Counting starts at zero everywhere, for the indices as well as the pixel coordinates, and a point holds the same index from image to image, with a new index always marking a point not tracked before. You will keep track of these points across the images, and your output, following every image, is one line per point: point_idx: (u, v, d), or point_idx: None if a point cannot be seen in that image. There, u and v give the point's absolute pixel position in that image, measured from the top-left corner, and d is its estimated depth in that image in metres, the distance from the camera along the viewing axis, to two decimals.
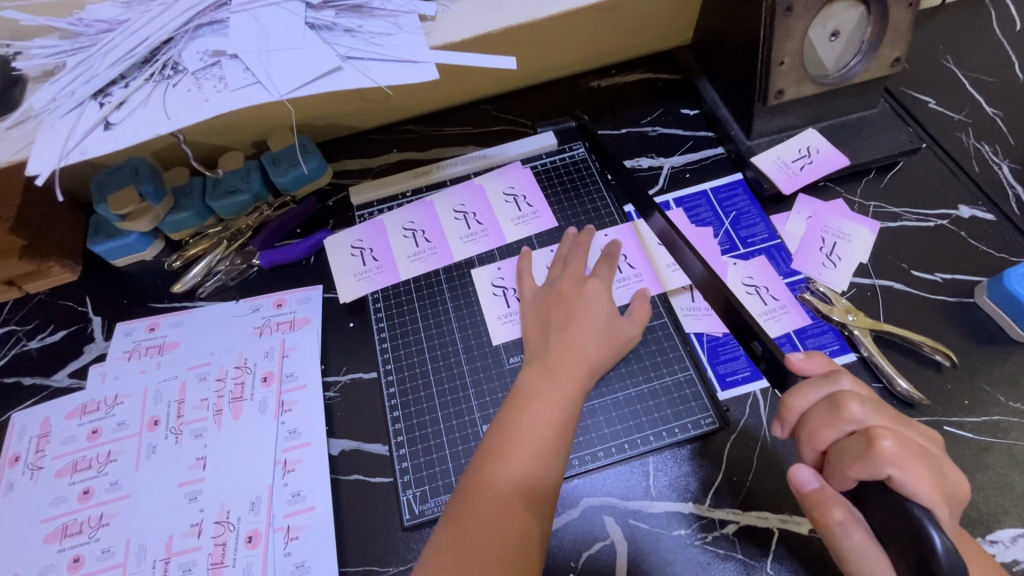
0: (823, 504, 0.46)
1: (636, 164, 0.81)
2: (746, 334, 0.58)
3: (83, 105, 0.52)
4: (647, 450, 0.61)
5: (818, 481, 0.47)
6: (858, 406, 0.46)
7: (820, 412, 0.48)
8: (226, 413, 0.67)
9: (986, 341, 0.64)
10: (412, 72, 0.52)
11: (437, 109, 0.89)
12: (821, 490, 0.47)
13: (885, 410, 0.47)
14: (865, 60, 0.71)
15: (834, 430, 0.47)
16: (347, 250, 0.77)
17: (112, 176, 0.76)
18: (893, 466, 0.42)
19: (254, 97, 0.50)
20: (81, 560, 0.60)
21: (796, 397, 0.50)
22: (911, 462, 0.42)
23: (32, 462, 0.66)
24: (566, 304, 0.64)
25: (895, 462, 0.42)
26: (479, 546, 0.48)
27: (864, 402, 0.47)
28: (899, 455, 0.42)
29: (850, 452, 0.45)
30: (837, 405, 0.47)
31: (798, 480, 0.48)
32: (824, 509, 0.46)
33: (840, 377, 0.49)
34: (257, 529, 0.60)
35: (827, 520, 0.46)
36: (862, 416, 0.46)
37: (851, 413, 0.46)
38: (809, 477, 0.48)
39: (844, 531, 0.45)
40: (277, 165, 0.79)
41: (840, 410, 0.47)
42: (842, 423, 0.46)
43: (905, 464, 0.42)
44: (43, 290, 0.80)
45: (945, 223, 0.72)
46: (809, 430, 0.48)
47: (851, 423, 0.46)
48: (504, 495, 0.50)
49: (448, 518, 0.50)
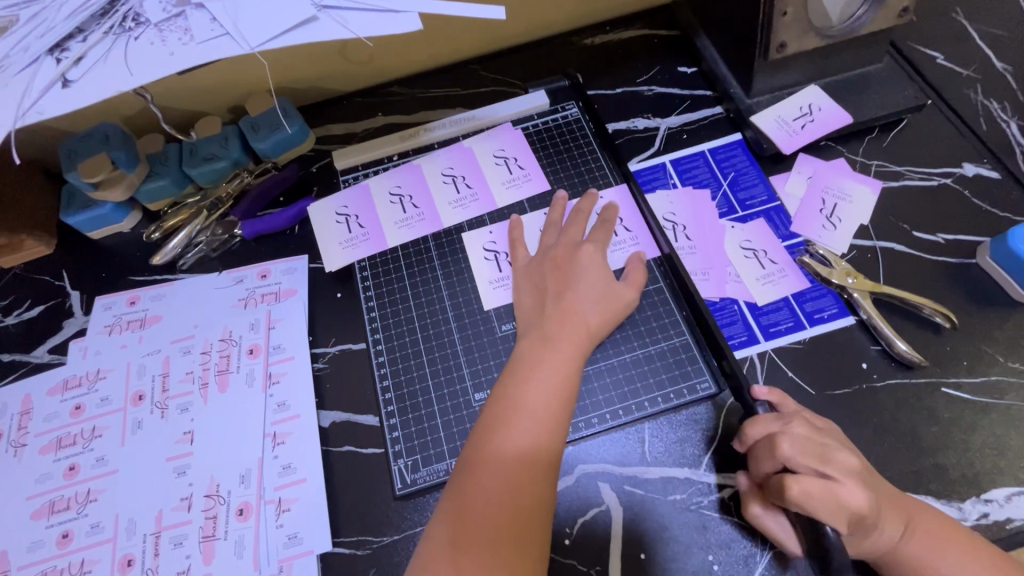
0: (745, 505, 0.53)
1: (632, 125, 0.78)
2: (716, 350, 0.61)
3: (38, 61, 0.48)
4: (643, 416, 0.60)
5: (749, 484, 0.54)
6: (790, 446, 0.49)
7: (762, 446, 0.51)
8: (212, 387, 0.65)
9: (986, 302, 0.63)
10: (393, 23, 0.48)
11: (423, 70, 0.85)
12: (749, 491, 0.53)
13: (815, 446, 0.49)
14: (872, 10, 0.67)
15: (768, 463, 0.50)
16: (332, 217, 0.74)
17: (81, 142, 0.72)
18: (795, 505, 0.47)
19: (223, 50, 0.47)
20: (70, 536, 0.59)
21: (753, 426, 0.53)
22: (830, 500, 0.47)
23: (15, 439, 0.65)
24: (561, 271, 0.62)
25: (799, 501, 0.47)
26: (486, 522, 0.47)
27: (795, 442, 0.49)
28: (805, 498, 0.46)
29: (770, 484, 0.49)
30: (772, 443, 0.50)
31: (736, 481, 0.55)
32: (746, 505, 0.53)
33: (790, 421, 0.52)
34: (248, 502, 0.59)
35: (748, 514, 0.53)
36: (791, 455, 0.49)
37: (780, 452, 0.49)
38: (745, 480, 0.54)
39: (764, 523, 0.52)
40: (256, 130, 0.76)
41: (774, 447, 0.50)
42: (775, 459, 0.50)
43: (813, 497, 0.47)
44: (18, 265, 0.77)
45: (948, 182, 0.70)
46: (755, 457, 0.52)
47: (783, 460, 0.49)
48: (509, 470, 0.49)
49: (453, 493, 0.49)
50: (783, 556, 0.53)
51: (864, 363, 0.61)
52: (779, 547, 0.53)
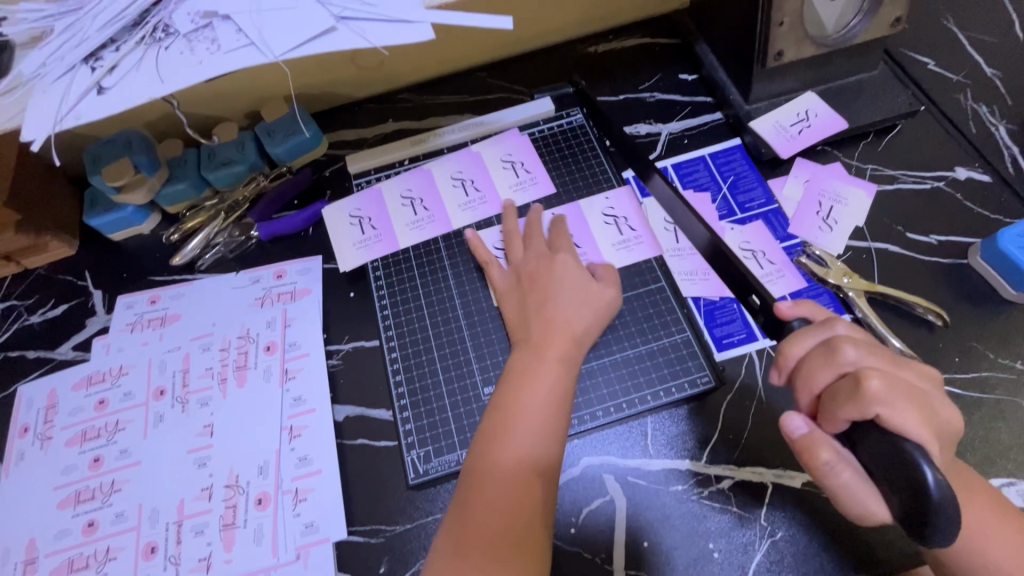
0: (811, 447, 0.46)
1: (634, 131, 0.81)
2: (743, 289, 0.59)
3: (74, 69, 0.51)
4: (645, 409, 0.62)
5: (809, 425, 0.47)
6: (854, 349, 0.46)
7: (815, 357, 0.48)
8: (230, 382, 0.68)
9: (978, 300, 0.65)
10: (408, 34, 0.51)
11: (432, 77, 0.88)
12: (812, 434, 0.46)
13: (880, 351, 0.47)
14: (865, 19, 0.70)
15: (828, 373, 0.46)
16: (345, 219, 0.76)
17: (106, 147, 0.75)
18: (880, 404, 0.42)
19: (248, 59, 0.49)
20: (95, 524, 0.62)
21: (792, 344, 0.50)
22: (900, 402, 0.43)
23: (42, 433, 0.67)
24: (540, 282, 0.65)
25: (881, 400, 0.42)
26: (491, 527, 0.50)
27: (858, 345, 0.47)
28: (887, 394, 0.43)
29: (840, 394, 0.45)
30: (832, 348, 0.47)
31: (787, 426, 0.47)
32: (812, 452, 0.46)
33: (835, 324, 0.50)
34: (266, 492, 0.61)
35: (815, 461, 0.46)
36: (857, 358, 0.46)
37: (845, 356, 0.46)
38: (800, 422, 0.47)
39: (831, 470, 0.46)
40: (272, 136, 0.79)
41: (834, 353, 0.46)
42: (835, 366, 0.46)
43: (893, 402, 0.42)
44: (42, 265, 0.79)
45: (941, 184, 0.72)
46: (804, 374, 0.48)
47: (845, 365, 0.46)
48: (509, 479, 0.52)
49: (457, 505, 0.52)
50: (781, 543, 0.55)
51: None
52: (777, 535, 0.55)
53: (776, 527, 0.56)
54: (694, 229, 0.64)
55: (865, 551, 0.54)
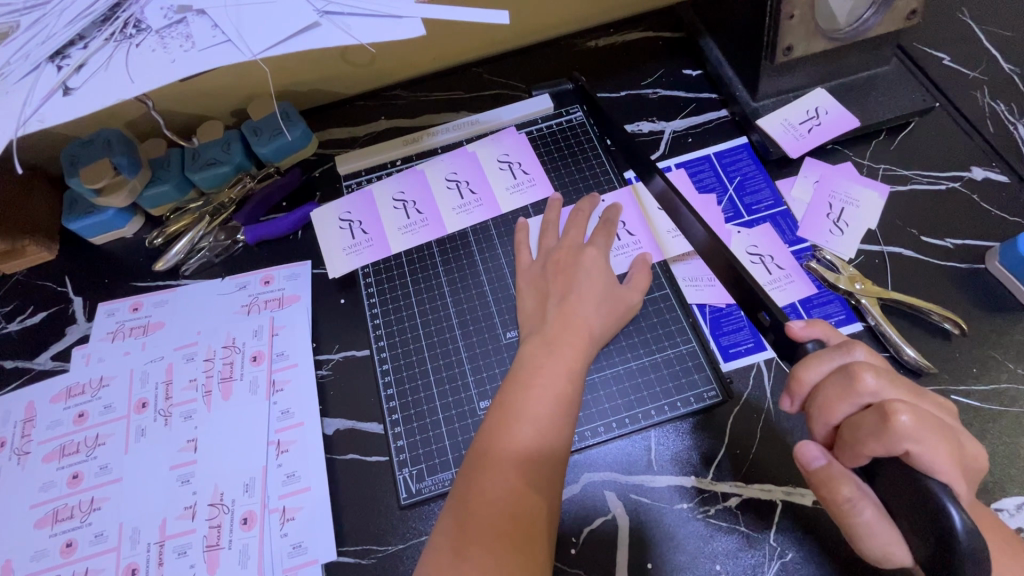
0: (830, 481, 0.44)
1: (636, 129, 0.78)
2: (753, 304, 0.56)
3: (39, 68, 0.47)
4: (649, 424, 0.60)
5: (827, 457, 0.45)
6: (874, 377, 0.43)
7: (832, 386, 0.45)
8: (215, 394, 0.65)
9: (996, 307, 0.62)
10: (396, 30, 0.47)
11: (426, 73, 0.84)
12: (829, 467, 0.44)
13: (900, 380, 0.44)
14: (880, 12, 0.66)
15: (847, 404, 0.43)
16: (335, 222, 0.73)
17: (83, 148, 0.71)
18: (910, 441, 0.39)
19: (225, 57, 0.46)
20: (74, 545, 0.59)
21: (807, 369, 0.47)
22: (930, 438, 0.40)
23: (19, 447, 0.64)
24: (564, 274, 0.62)
25: (912, 436, 0.39)
26: (491, 521, 0.47)
27: (879, 372, 0.43)
28: (917, 430, 0.39)
29: (864, 428, 0.42)
30: (851, 377, 0.43)
31: (803, 457, 0.45)
32: (831, 485, 0.44)
33: (854, 348, 0.46)
34: (252, 510, 0.59)
35: (835, 496, 0.44)
36: (878, 388, 0.43)
37: (866, 386, 0.43)
38: (816, 453, 0.45)
39: (853, 507, 0.43)
40: (258, 135, 0.75)
41: (854, 382, 0.43)
42: (855, 397, 0.43)
43: (923, 438, 0.39)
44: (20, 271, 0.76)
45: (957, 185, 0.69)
46: (821, 405, 0.45)
47: (866, 396, 0.43)
48: (512, 473, 0.48)
49: (458, 495, 0.49)
50: (791, 565, 0.53)
51: None
52: (786, 557, 0.53)
53: (785, 548, 0.53)
54: (697, 235, 0.60)
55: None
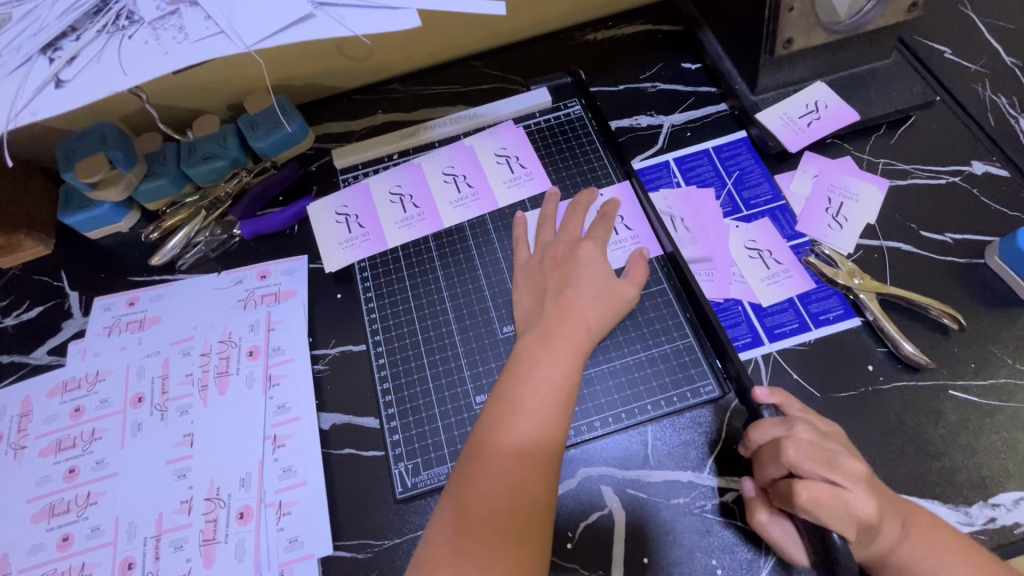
0: (750, 509, 0.52)
1: (634, 123, 0.77)
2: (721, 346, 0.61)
3: (31, 60, 0.47)
4: (646, 419, 0.60)
5: (755, 491, 0.53)
6: (795, 450, 0.47)
7: (766, 451, 0.50)
8: (212, 389, 0.65)
9: (995, 302, 0.62)
10: (390, 20, 0.46)
11: (423, 67, 0.84)
12: (755, 498, 0.53)
13: (823, 453, 0.47)
14: (880, 5, 0.66)
15: (773, 469, 0.49)
16: (332, 216, 0.73)
17: (78, 142, 0.71)
18: (806, 511, 0.45)
19: (218, 49, 0.46)
20: (70, 539, 0.59)
21: (754, 432, 0.52)
22: (826, 511, 0.45)
23: (15, 442, 0.64)
24: (562, 269, 0.61)
25: (809, 509, 0.45)
26: (486, 513, 0.47)
27: (801, 446, 0.47)
28: (813, 505, 0.45)
29: (780, 492, 0.47)
30: (777, 448, 0.48)
31: (739, 487, 0.54)
32: (751, 512, 0.52)
33: (795, 425, 0.50)
34: (248, 505, 0.59)
35: (753, 520, 0.52)
36: (797, 462, 0.47)
37: (786, 458, 0.47)
38: (748, 486, 0.53)
39: (767, 529, 0.51)
40: (255, 129, 0.75)
41: (778, 452, 0.48)
42: (778, 464, 0.48)
43: (819, 513, 0.45)
44: (17, 265, 0.76)
45: (957, 180, 0.69)
46: (760, 462, 0.51)
47: (788, 466, 0.48)
48: (509, 465, 0.48)
49: (455, 487, 0.49)
50: (788, 560, 0.52)
51: (871, 365, 0.60)
52: (783, 551, 0.53)
53: None
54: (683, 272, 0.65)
55: None
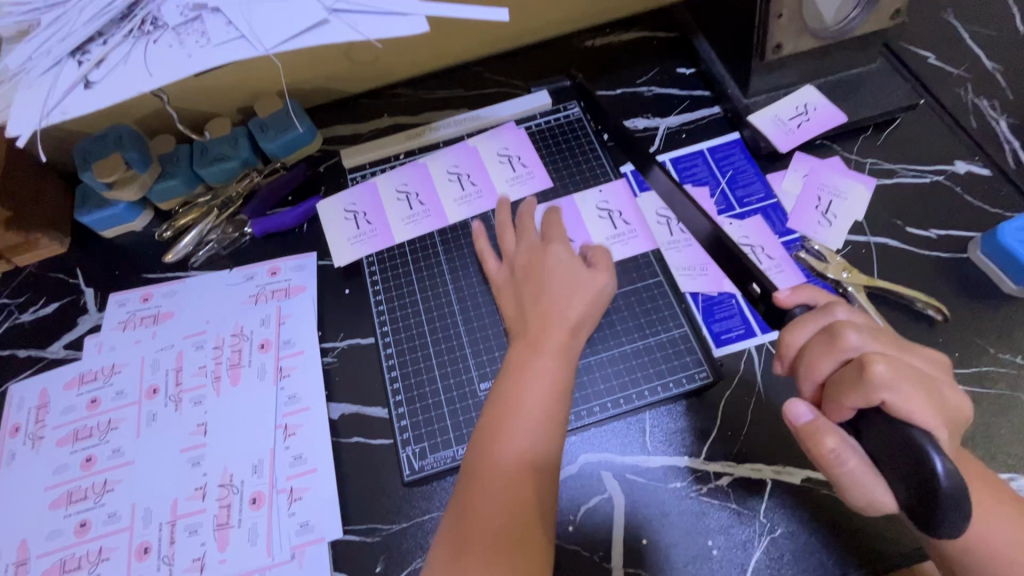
0: (814, 435, 0.46)
1: (632, 125, 0.80)
2: (744, 276, 0.59)
3: (61, 63, 0.50)
4: (643, 405, 0.62)
5: (813, 413, 0.46)
6: (856, 335, 0.46)
7: (816, 345, 0.48)
8: (224, 380, 0.67)
9: (978, 294, 0.65)
10: (402, 26, 0.49)
11: (428, 72, 0.87)
12: (816, 421, 0.46)
13: (884, 337, 0.46)
14: (865, 12, 0.69)
15: (830, 361, 0.46)
16: (340, 214, 0.76)
17: (95, 144, 0.74)
18: (887, 391, 0.42)
19: (238, 52, 0.48)
20: (87, 525, 0.61)
21: (792, 332, 0.50)
22: (904, 386, 0.42)
23: (33, 432, 0.66)
24: (533, 276, 0.63)
25: (890, 386, 0.42)
26: (488, 518, 0.49)
27: (861, 330, 0.46)
28: (893, 379, 0.42)
29: (846, 381, 0.44)
30: (833, 335, 0.46)
31: (791, 413, 0.47)
32: (816, 439, 0.46)
33: (835, 309, 0.50)
34: (260, 491, 0.61)
35: (820, 450, 0.46)
36: (861, 344, 0.45)
37: (847, 343, 0.46)
38: (803, 410, 0.47)
39: (838, 458, 0.45)
40: (266, 131, 0.78)
41: (836, 340, 0.46)
42: (838, 354, 0.46)
43: (900, 388, 0.42)
44: (33, 263, 0.78)
45: (941, 178, 0.72)
46: (807, 363, 0.48)
47: (848, 352, 0.46)
48: (506, 469, 0.51)
49: (457, 495, 0.51)
50: (780, 540, 0.55)
51: None
52: (776, 531, 0.55)
53: (775, 524, 0.55)
54: (696, 222, 0.64)
55: (866, 548, 0.54)
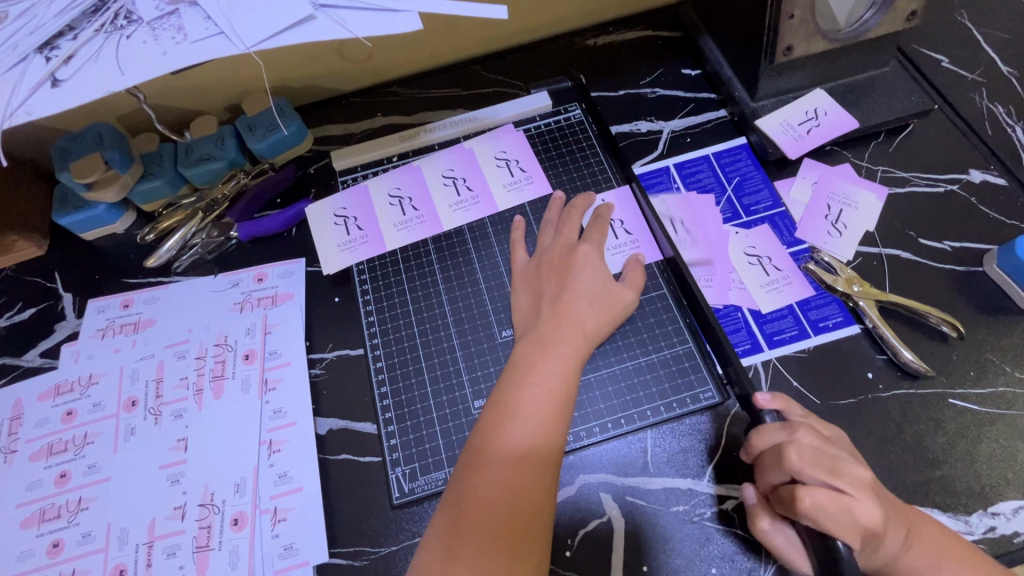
0: (752, 518, 0.52)
1: (635, 128, 0.77)
2: (722, 354, 0.60)
3: (26, 59, 0.46)
4: (644, 425, 0.59)
5: (757, 498, 0.52)
6: (797, 457, 0.48)
7: (767, 457, 0.50)
8: (207, 393, 0.64)
9: (994, 310, 0.62)
10: (392, 24, 0.46)
11: (423, 71, 0.84)
12: (756, 507, 0.52)
13: (827, 460, 0.48)
14: (880, 12, 0.66)
15: (775, 475, 0.49)
16: (330, 219, 0.72)
17: (73, 142, 0.70)
18: (807, 519, 0.46)
19: (217, 50, 0.45)
20: (61, 545, 0.58)
21: (757, 438, 0.52)
22: (827, 520, 0.46)
23: (5, 445, 0.63)
24: (559, 272, 0.61)
25: (811, 515, 0.46)
26: (483, 525, 0.46)
27: (804, 454, 0.48)
28: (816, 512, 0.46)
29: (782, 499, 0.48)
30: (778, 454, 0.49)
31: (740, 495, 0.53)
32: (753, 522, 0.52)
33: (797, 430, 0.51)
34: (242, 511, 0.58)
35: (755, 530, 0.52)
36: (799, 468, 0.47)
37: (787, 465, 0.48)
38: (751, 494, 0.53)
39: (772, 536, 0.51)
40: (253, 130, 0.74)
41: (779, 459, 0.49)
42: (780, 470, 0.49)
43: (821, 519, 0.46)
44: (9, 266, 0.75)
45: (955, 188, 0.69)
46: (759, 467, 0.51)
47: (788, 472, 0.48)
48: (507, 471, 0.48)
49: (451, 497, 0.48)
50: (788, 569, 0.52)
51: (870, 373, 0.60)
52: (783, 560, 0.52)
53: None
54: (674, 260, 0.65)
55: None
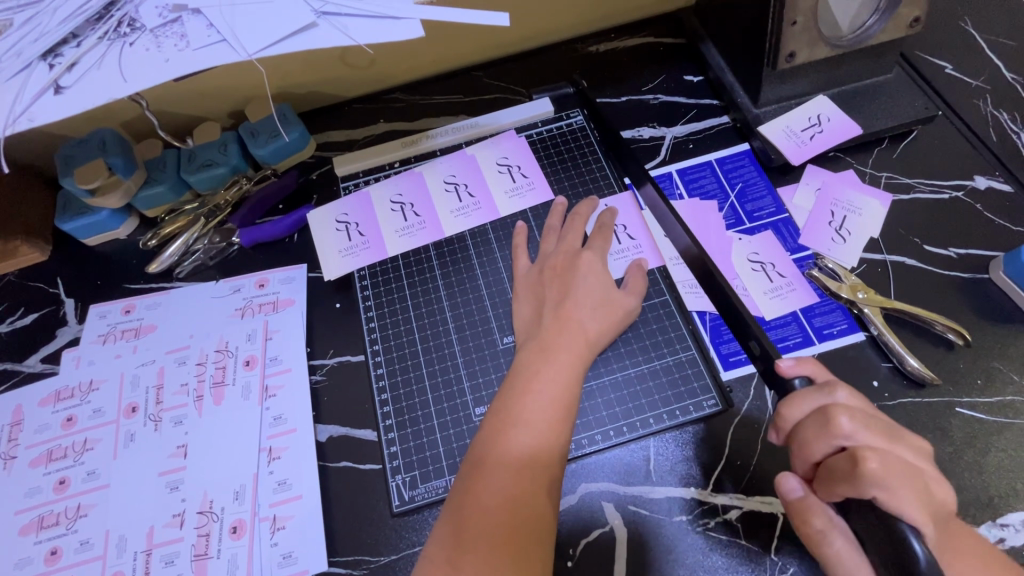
0: (803, 512, 0.47)
1: (637, 134, 0.77)
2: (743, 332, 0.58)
3: (30, 67, 0.46)
4: (647, 433, 0.59)
5: (804, 489, 0.48)
6: (849, 419, 0.45)
7: (810, 425, 0.46)
8: (207, 399, 0.64)
9: (1000, 318, 0.61)
10: (394, 31, 0.46)
11: (426, 77, 0.84)
12: (805, 498, 0.48)
13: (878, 422, 0.45)
14: (883, 19, 0.66)
15: (824, 445, 0.45)
16: (332, 224, 0.72)
17: (77, 148, 0.71)
18: (876, 487, 0.41)
19: (219, 57, 0.45)
20: (58, 552, 0.58)
21: (789, 407, 0.49)
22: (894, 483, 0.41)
23: (5, 451, 0.63)
24: (562, 279, 0.61)
25: (879, 483, 0.41)
26: (486, 536, 0.45)
27: (855, 415, 0.45)
28: (883, 476, 0.41)
29: (837, 471, 0.44)
30: (827, 417, 0.45)
31: (783, 487, 0.49)
32: (804, 517, 0.47)
33: (836, 390, 0.48)
34: (241, 519, 0.57)
35: (806, 526, 0.47)
36: (852, 430, 0.44)
37: (839, 425, 0.44)
38: (795, 485, 0.48)
39: (824, 537, 0.46)
40: (256, 136, 0.74)
41: (828, 423, 0.45)
42: (830, 438, 0.45)
43: (888, 485, 0.41)
44: (12, 272, 0.75)
45: (960, 195, 0.69)
46: (800, 441, 0.47)
47: (840, 436, 0.44)
48: (509, 480, 0.47)
49: (454, 507, 0.47)
50: None
51: (876, 381, 0.59)
52: (788, 571, 0.52)
53: (786, 562, 0.52)
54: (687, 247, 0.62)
55: None
